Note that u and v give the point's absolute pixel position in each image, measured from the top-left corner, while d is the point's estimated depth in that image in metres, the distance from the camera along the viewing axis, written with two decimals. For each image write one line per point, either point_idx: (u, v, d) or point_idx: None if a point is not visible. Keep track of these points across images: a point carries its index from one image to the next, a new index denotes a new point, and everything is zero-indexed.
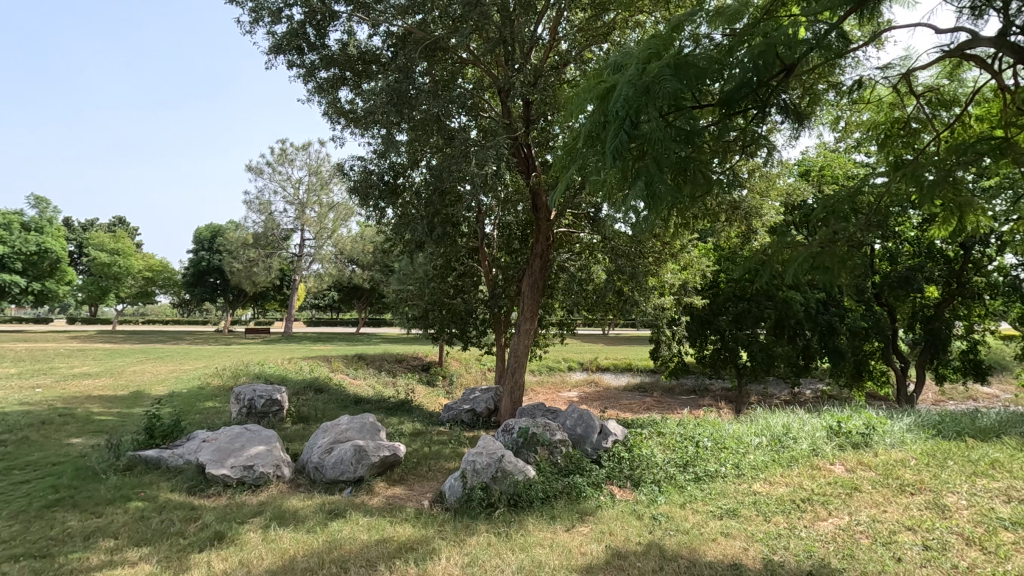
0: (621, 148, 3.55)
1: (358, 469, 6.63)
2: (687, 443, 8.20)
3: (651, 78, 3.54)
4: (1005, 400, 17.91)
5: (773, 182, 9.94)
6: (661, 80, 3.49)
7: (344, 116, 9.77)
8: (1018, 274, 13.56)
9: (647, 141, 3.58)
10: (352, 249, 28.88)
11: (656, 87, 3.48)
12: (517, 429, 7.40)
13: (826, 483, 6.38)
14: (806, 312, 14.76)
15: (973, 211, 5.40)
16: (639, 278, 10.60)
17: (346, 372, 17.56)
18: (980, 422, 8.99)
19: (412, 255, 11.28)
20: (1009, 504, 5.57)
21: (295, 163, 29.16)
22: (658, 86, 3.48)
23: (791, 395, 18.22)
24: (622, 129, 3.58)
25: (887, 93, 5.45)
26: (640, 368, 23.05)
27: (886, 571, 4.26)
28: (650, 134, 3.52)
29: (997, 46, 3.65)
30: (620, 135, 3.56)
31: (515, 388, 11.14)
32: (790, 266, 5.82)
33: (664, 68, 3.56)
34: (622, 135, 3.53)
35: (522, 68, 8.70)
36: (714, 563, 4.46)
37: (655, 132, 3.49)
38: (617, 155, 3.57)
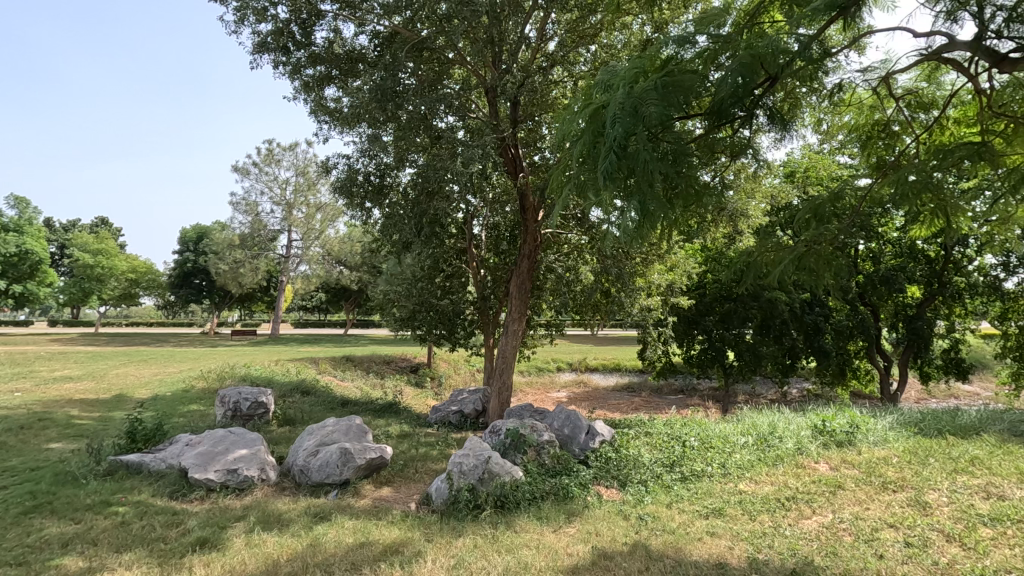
0: (612, 171, 3.53)
1: (344, 472, 6.58)
2: (674, 443, 8.24)
3: (639, 99, 3.54)
4: (985, 398, 18.23)
5: (759, 183, 10.02)
6: (648, 101, 3.50)
7: (329, 115, 9.70)
8: (997, 275, 13.82)
9: (636, 163, 3.59)
10: (340, 250, 28.72)
11: (644, 108, 3.50)
12: (504, 430, 7.39)
13: (810, 481, 6.44)
14: (792, 312, 14.92)
15: (954, 213, 5.49)
16: (625, 278, 10.67)
17: (334, 374, 17.44)
18: (960, 419, 9.14)
19: (400, 256, 11.22)
20: (988, 500, 5.66)
21: (282, 163, 28.93)
22: (646, 107, 3.50)
23: (778, 395, 18.38)
24: (611, 151, 3.55)
25: (867, 96, 5.52)
26: (628, 368, 23.17)
27: (868, 568, 4.31)
28: (639, 154, 3.53)
29: (972, 50, 3.71)
30: (610, 157, 3.54)
31: (503, 388, 11.15)
32: (774, 267, 5.88)
33: (651, 87, 3.57)
34: (612, 158, 3.51)
35: (509, 69, 8.68)
36: (699, 562, 4.48)
37: (645, 154, 3.49)
38: (608, 177, 3.55)
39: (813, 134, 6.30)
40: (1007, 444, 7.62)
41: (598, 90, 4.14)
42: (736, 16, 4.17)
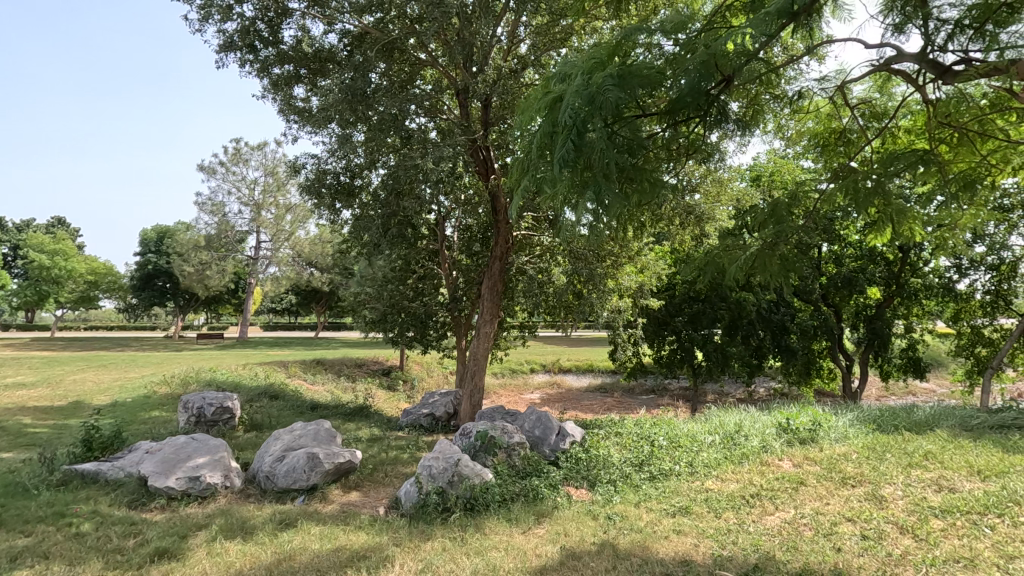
0: (568, 158, 3.58)
1: (312, 477, 6.48)
2: (643, 442, 8.35)
3: (596, 88, 3.57)
4: (941, 395, 18.99)
5: (724, 187, 10.30)
6: (604, 90, 3.52)
7: (297, 114, 9.55)
8: (952, 276, 14.36)
9: (593, 152, 3.64)
10: (311, 252, 28.26)
11: (600, 97, 3.52)
12: (475, 432, 7.40)
13: (774, 478, 6.61)
14: (758, 312, 15.35)
15: (905, 218, 5.71)
16: (595, 279, 10.78)
17: (304, 378, 17.13)
18: (915, 416, 9.49)
19: (371, 257, 11.11)
20: (940, 493, 5.90)
21: (250, 163, 28.31)
22: (602, 96, 3.53)
23: (745, 393, 18.81)
24: (568, 138, 3.61)
25: (824, 104, 5.71)
26: (601, 369, 23.43)
27: (826, 561, 4.43)
28: (595, 143, 3.58)
29: (919, 62, 3.87)
30: (566, 144, 3.59)
31: (475, 390, 11.19)
32: (732, 266, 6.05)
33: (607, 77, 3.59)
34: (568, 145, 3.57)
35: (481, 71, 8.67)
36: (665, 560, 4.56)
37: (600, 143, 3.54)
38: (565, 164, 3.60)
39: (776, 139, 6.47)
40: (959, 439, 7.95)
41: (555, 83, 4.17)
42: (700, 20, 4.22)
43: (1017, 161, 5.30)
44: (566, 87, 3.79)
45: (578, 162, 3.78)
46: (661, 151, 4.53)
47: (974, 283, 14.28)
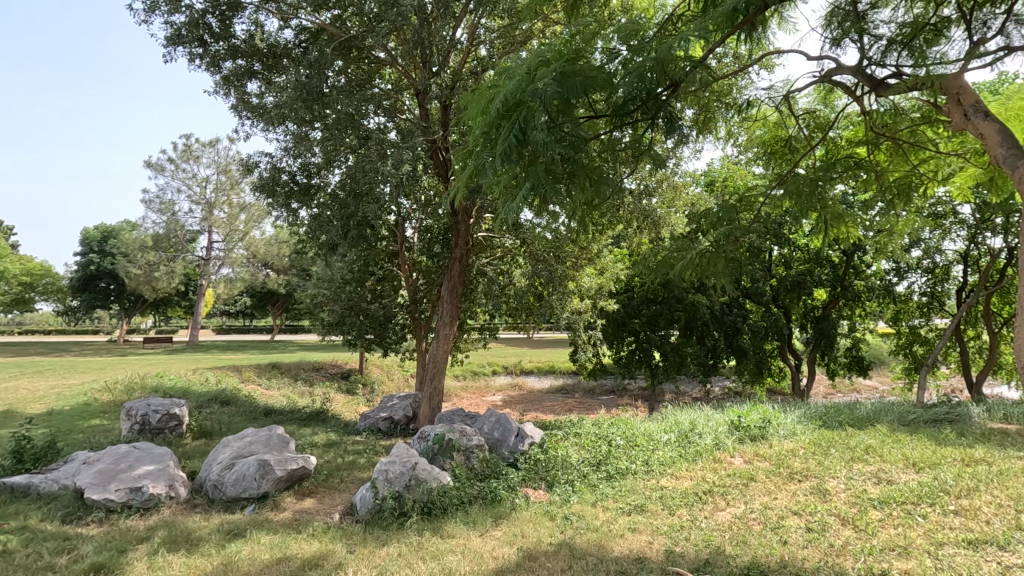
0: (510, 150, 3.58)
1: (262, 485, 6.29)
2: (601, 442, 8.47)
3: (540, 81, 3.58)
4: (882, 392, 19.98)
5: (680, 192, 10.54)
6: (546, 84, 3.51)
7: (250, 111, 9.26)
8: (892, 278, 15.11)
9: (537, 146, 3.64)
10: (267, 252, 27.46)
11: (541, 91, 3.51)
12: (433, 435, 7.35)
13: (725, 475, 6.80)
14: (712, 313, 15.77)
15: (847, 223, 5.97)
16: (555, 281, 10.83)
17: (258, 382, 16.61)
18: (858, 412, 9.96)
19: (328, 258, 10.87)
20: (879, 485, 6.20)
21: (201, 160, 27.29)
22: (543, 90, 3.52)
23: (701, 392, 19.31)
24: (512, 131, 3.61)
25: (772, 113, 5.91)
26: (562, 370, 23.63)
27: (772, 554, 4.59)
28: (538, 137, 3.58)
29: (855, 74, 4.06)
30: (510, 136, 3.60)
31: (434, 393, 11.09)
32: (681, 265, 6.14)
33: (550, 72, 3.57)
34: (511, 137, 3.57)
35: (439, 73, 8.62)
36: (619, 558, 4.61)
37: (543, 136, 3.54)
38: (507, 157, 3.60)
39: (728, 146, 6.67)
40: (896, 433, 8.39)
41: (504, 79, 4.15)
42: (653, 24, 4.25)
43: (946, 170, 5.61)
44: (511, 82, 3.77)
45: (522, 156, 3.78)
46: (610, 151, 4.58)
47: (912, 285, 15.09)
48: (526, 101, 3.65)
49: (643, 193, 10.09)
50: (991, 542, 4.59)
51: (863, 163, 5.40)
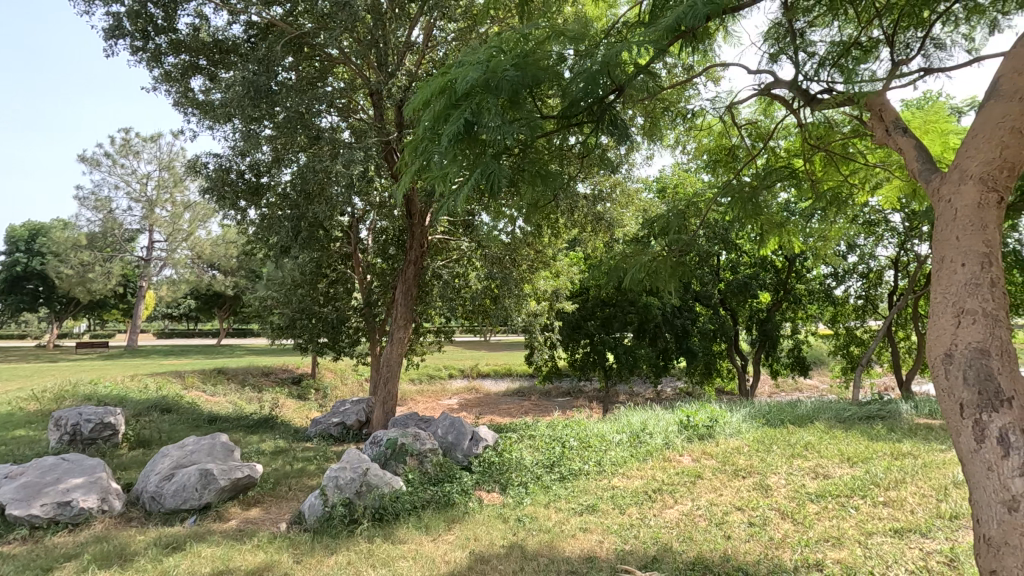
0: (458, 134, 3.50)
1: (204, 496, 6.04)
2: (555, 444, 8.54)
3: (493, 71, 3.57)
4: (822, 391, 20.98)
5: (632, 197, 10.74)
6: (500, 75, 3.53)
7: (195, 107, 8.89)
8: (830, 282, 15.88)
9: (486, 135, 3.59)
10: (213, 253, 26.30)
11: (495, 82, 3.53)
12: (385, 440, 7.25)
13: (674, 473, 6.99)
14: (664, 316, 16.19)
15: (784, 229, 6.24)
16: (510, 283, 10.83)
17: (202, 389, 15.92)
18: (798, 410, 10.43)
19: (278, 261, 10.50)
20: (817, 479, 6.51)
21: (142, 156, 26.02)
22: (498, 80, 3.53)
23: (654, 393, 19.75)
24: (463, 116, 3.54)
25: (716, 123, 6.15)
26: (518, 373, 23.72)
27: (717, 549, 4.75)
28: (486, 120, 3.50)
29: (791, 88, 4.28)
30: (460, 121, 3.52)
31: (387, 398, 10.90)
32: (630, 270, 6.23)
33: (504, 63, 3.58)
34: (460, 122, 3.48)
35: (394, 73, 8.53)
36: (571, 558, 4.67)
37: (491, 122, 3.47)
38: (455, 140, 3.51)
39: (676, 153, 6.86)
40: (833, 430, 8.82)
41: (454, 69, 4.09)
42: (603, 32, 4.35)
43: (874, 181, 5.99)
44: (462, 70, 3.72)
45: (471, 146, 3.72)
46: (555, 153, 4.65)
47: (848, 289, 15.90)
48: (478, 90, 3.63)
49: (597, 197, 10.26)
50: (915, 530, 4.90)
51: (799, 172, 5.73)
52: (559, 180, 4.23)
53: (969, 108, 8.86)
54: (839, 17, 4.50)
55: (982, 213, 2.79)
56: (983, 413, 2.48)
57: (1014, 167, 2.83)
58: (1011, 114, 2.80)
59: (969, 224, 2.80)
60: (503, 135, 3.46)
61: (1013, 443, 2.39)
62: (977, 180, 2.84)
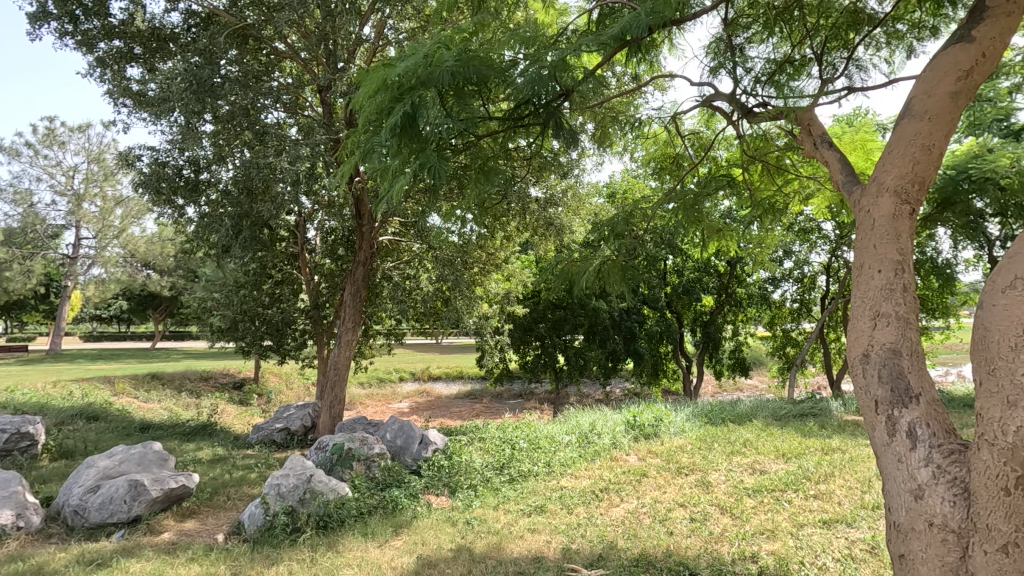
0: (398, 126, 3.44)
1: (133, 508, 5.70)
2: (505, 446, 8.56)
3: (435, 63, 3.53)
4: (762, 390, 21.96)
5: (582, 201, 10.91)
6: (441, 67, 3.49)
7: (130, 98, 8.43)
8: (768, 285, 16.65)
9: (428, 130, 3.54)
10: (147, 252, 24.74)
11: (438, 75, 3.48)
12: (331, 445, 7.09)
13: (621, 472, 7.16)
14: (612, 319, 16.55)
15: (725, 234, 6.54)
16: (461, 285, 10.77)
17: (134, 395, 15.06)
18: (738, 409, 10.88)
19: (220, 260, 10.07)
20: (754, 475, 6.82)
21: (68, 146, 24.34)
22: (439, 73, 3.48)
23: (603, 394, 20.11)
24: (405, 109, 3.49)
25: (662, 132, 6.37)
26: (470, 375, 23.65)
27: (659, 545, 4.89)
28: (426, 109, 3.45)
29: (730, 101, 4.48)
30: (401, 113, 3.47)
31: (334, 402, 10.65)
32: (579, 276, 6.33)
33: (449, 56, 3.53)
34: (401, 114, 3.43)
35: (344, 69, 8.34)
36: (518, 559, 4.69)
37: (431, 112, 3.42)
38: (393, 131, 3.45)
39: (625, 160, 7.03)
40: (770, 427, 9.25)
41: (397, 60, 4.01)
42: (555, 36, 4.36)
43: (805, 192, 6.33)
44: (405, 62, 3.66)
45: (413, 140, 3.67)
46: (503, 155, 4.65)
47: (785, 293, 16.71)
48: (422, 84, 3.58)
49: (549, 201, 10.39)
50: (842, 521, 5.20)
51: (737, 181, 5.98)
52: (503, 179, 4.23)
53: (890, 126, 9.51)
54: (776, 34, 4.73)
55: (896, 223, 3.01)
56: (894, 409, 2.67)
57: (923, 182, 3.06)
58: (922, 133, 3.03)
59: (885, 234, 3.01)
60: (446, 130, 3.43)
61: (919, 436, 2.57)
62: (892, 193, 3.06)
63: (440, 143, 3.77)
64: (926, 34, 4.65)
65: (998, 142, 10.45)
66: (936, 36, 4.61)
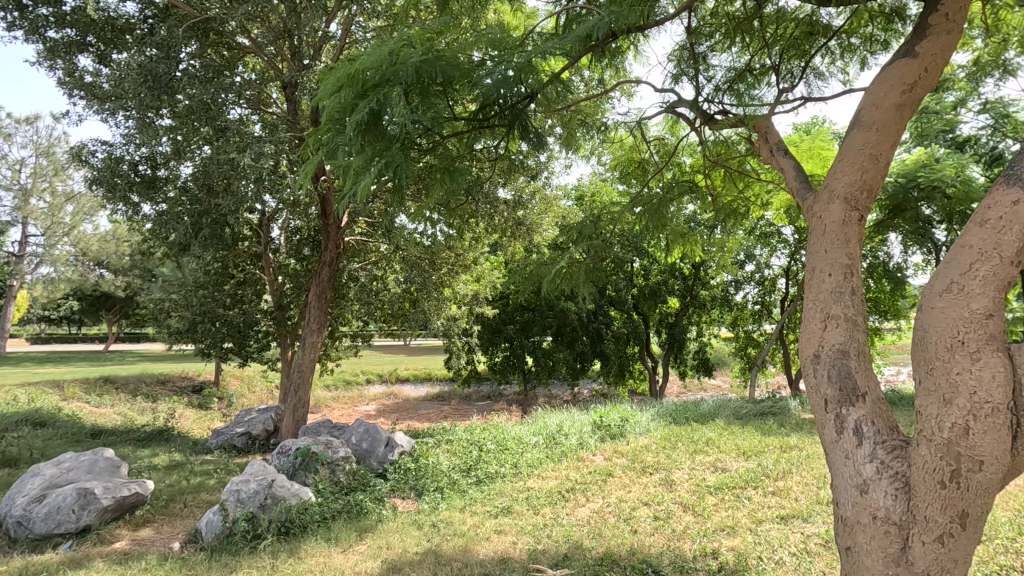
0: (362, 123, 3.40)
1: (82, 518, 5.46)
2: (472, 448, 8.54)
3: (401, 60, 3.51)
4: (725, 390, 22.48)
5: (550, 203, 10.99)
6: (405, 65, 3.47)
7: (81, 90, 8.09)
8: (730, 287, 17.07)
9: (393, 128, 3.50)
10: (100, 250, 23.75)
11: (402, 73, 3.45)
12: (294, 449, 6.95)
13: (587, 472, 7.23)
14: (580, 320, 16.68)
15: (688, 238, 6.68)
16: (429, 287, 10.70)
17: (85, 400, 14.43)
18: (702, 409, 11.12)
19: (178, 259, 9.73)
20: (715, 473, 6.98)
21: (14, 139, 23.17)
22: (403, 71, 3.45)
23: (571, 395, 20.27)
24: (369, 106, 3.45)
25: (627, 138, 6.49)
26: (439, 377, 23.50)
27: (623, 543, 4.97)
28: (392, 105, 3.41)
29: (692, 107, 4.58)
30: (365, 111, 3.43)
31: (299, 405, 10.43)
32: (544, 278, 6.34)
33: (413, 55, 3.51)
34: (365, 111, 3.38)
35: (309, 66, 8.19)
36: (484, 561, 4.69)
37: (395, 109, 3.38)
38: (355, 128, 3.41)
39: (591, 163, 7.11)
40: (732, 427, 9.48)
41: (361, 56, 3.95)
42: (522, 39, 4.38)
43: (765, 198, 6.52)
44: (370, 58, 3.62)
45: (376, 138, 3.63)
46: (469, 155, 4.63)
47: (746, 295, 17.15)
48: (387, 82, 3.55)
49: (518, 203, 10.41)
50: (798, 516, 5.37)
51: (700, 186, 6.13)
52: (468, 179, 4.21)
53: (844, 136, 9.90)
54: (737, 43, 4.85)
55: (845, 229, 3.14)
56: (843, 407, 2.77)
57: (871, 190, 3.20)
58: (869, 143, 3.17)
59: (834, 239, 3.14)
60: (410, 128, 3.39)
61: (865, 433, 2.68)
62: (842, 200, 3.18)
63: (405, 142, 3.73)
64: (877, 48, 4.86)
65: (945, 152, 11.01)
66: (887, 49, 4.82)
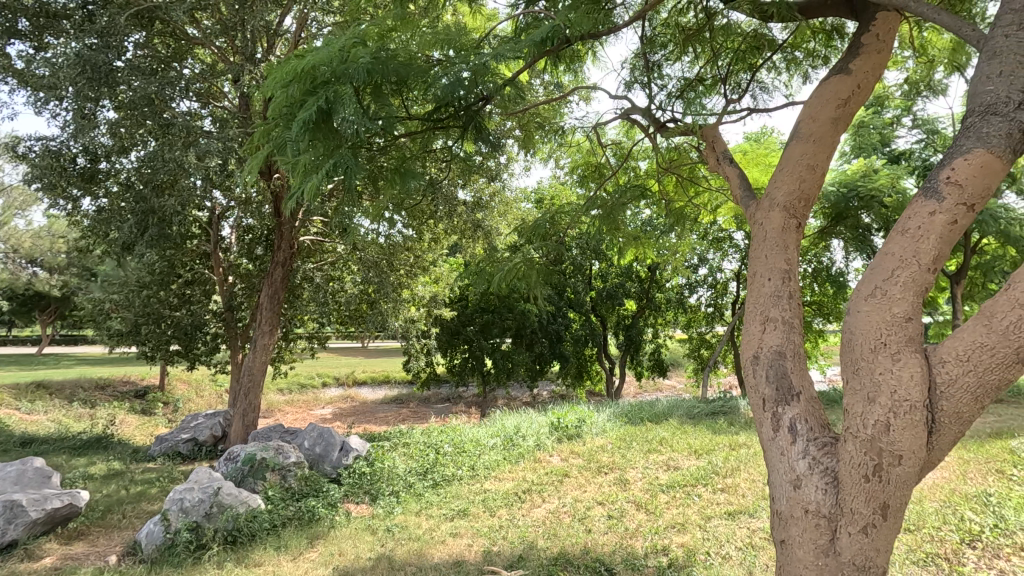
0: (309, 121, 3.33)
1: (9, 533, 5.13)
2: (429, 450, 8.47)
3: (351, 59, 3.45)
4: (679, 391, 23.05)
5: (508, 205, 11.03)
6: (355, 63, 3.41)
7: (12, 77, 7.60)
8: (684, 290, 17.54)
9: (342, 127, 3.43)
10: (32, 248, 22.35)
11: (353, 70, 3.38)
12: (242, 455, 6.74)
13: (543, 473, 7.28)
14: (539, 322, 16.78)
15: (641, 241, 6.81)
16: (386, 288, 10.55)
17: (14, 407, 13.53)
18: (656, 409, 11.37)
19: (118, 258, 9.27)
20: (667, 471, 7.16)
21: None
22: (353, 69, 3.39)
23: (530, 397, 20.37)
24: (317, 103, 3.37)
25: (584, 142, 6.59)
26: (397, 380, 23.19)
27: (577, 543, 5.03)
28: (341, 104, 3.35)
29: (644, 114, 4.69)
30: (313, 108, 3.35)
31: (249, 409, 10.10)
32: (499, 278, 6.35)
33: (364, 54, 3.45)
34: (312, 109, 3.32)
35: (261, 60, 7.95)
36: (438, 564, 4.66)
37: (345, 107, 3.32)
38: (303, 126, 3.33)
39: (550, 166, 7.20)
40: (684, 426, 9.73)
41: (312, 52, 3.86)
42: (478, 41, 4.37)
43: (714, 204, 6.73)
44: (320, 54, 3.54)
45: (326, 136, 3.56)
46: (424, 156, 4.62)
47: (700, 298, 17.65)
48: (337, 80, 3.47)
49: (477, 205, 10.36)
50: (745, 512, 5.56)
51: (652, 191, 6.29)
52: (421, 181, 4.21)
53: None
54: (689, 53, 5.01)
55: (784, 236, 3.28)
56: (779, 406, 2.89)
57: (808, 200, 3.35)
58: (806, 154, 3.33)
59: (774, 245, 3.27)
60: (359, 128, 3.33)
61: (799, 431, 2.80)
62: (782, 207, 3.32)
63: (355, 142, 3.67)
64: (818, 63, 5.11)
65: (881, 164, 11.66)
66: (827, 64, 5.07)
